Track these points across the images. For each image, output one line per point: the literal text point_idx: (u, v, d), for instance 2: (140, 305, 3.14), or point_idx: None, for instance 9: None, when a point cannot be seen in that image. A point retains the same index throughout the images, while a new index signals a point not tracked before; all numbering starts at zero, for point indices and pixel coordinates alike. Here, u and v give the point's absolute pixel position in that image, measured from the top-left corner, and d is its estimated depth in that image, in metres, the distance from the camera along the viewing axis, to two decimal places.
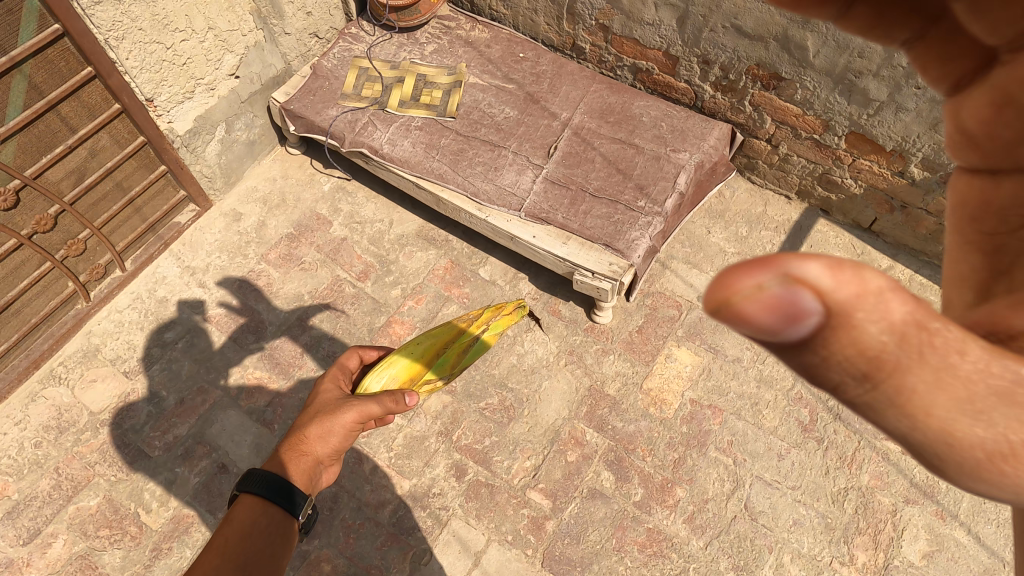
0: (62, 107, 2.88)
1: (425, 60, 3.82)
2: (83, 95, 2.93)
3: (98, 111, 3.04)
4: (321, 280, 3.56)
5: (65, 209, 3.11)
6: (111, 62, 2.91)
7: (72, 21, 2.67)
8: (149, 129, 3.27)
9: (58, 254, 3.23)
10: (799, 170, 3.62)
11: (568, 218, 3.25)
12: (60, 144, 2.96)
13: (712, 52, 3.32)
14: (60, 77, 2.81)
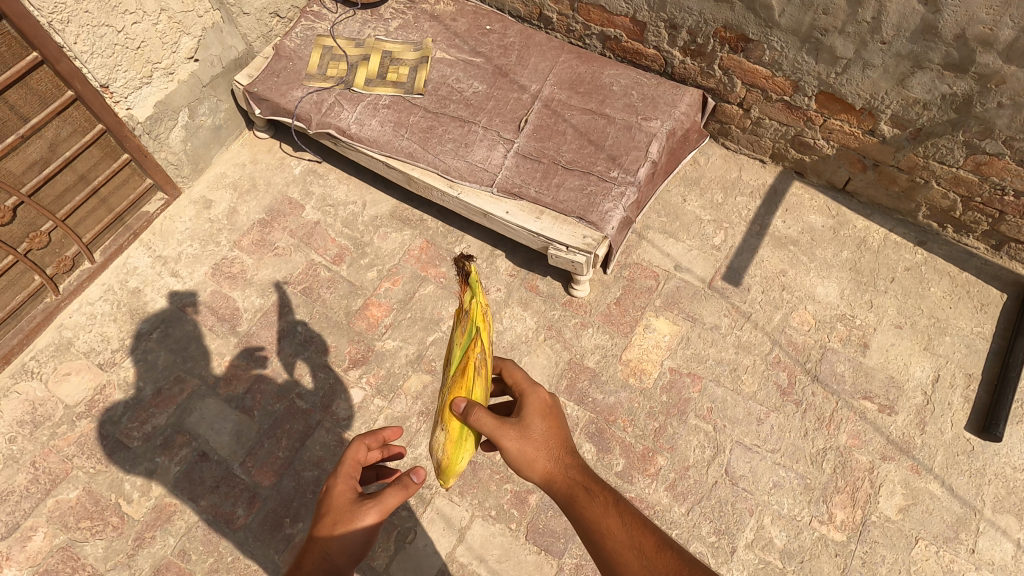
0: (10, 94, 2.82)
1: (391, 36, 3.74)
2: (31, 81, 2.87)
3: (50, 98, 2.97)
4: (295, 265, 3.52)
5: (24, 200, 3.05)
6: (58, 46, 2.85)
7: (11, 3, 2.60)
8: (105, 116, 3.21)
9: (21, 248, 3.18)
10: (772, 134, 3.59)
11: (541, 192, 3.22)
12: (11, 134, 2.88)
13: (679, 16, 3.28)
14: (4, 63, 2.74)
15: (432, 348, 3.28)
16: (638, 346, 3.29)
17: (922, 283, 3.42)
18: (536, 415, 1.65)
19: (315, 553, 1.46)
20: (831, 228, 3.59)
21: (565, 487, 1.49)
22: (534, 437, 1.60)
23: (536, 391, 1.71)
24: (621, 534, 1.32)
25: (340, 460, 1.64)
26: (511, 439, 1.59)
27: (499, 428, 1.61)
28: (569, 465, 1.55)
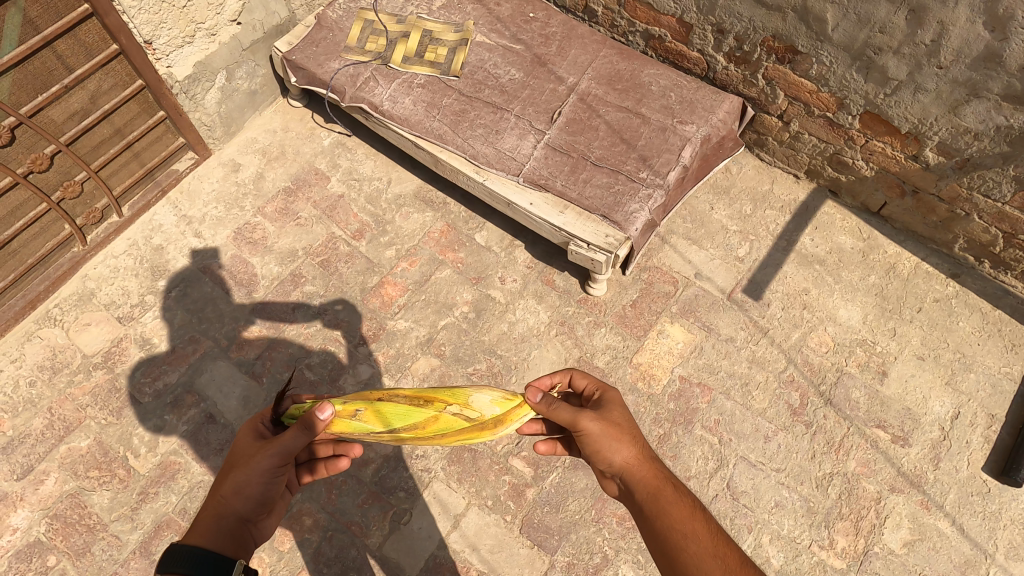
0: (59, 45, 2.84)
1: (433, 16, 3.70)
2: (80, 33, 2.88)
3: (96, 51, 2.98)
4: (316, 237, 3.54)
5: (62, 150, 3.08)
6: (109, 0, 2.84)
7: None
8: (146, 73, 3.21)
9: (54, 197, 3.22)
10: (810, 150, 3.52)
11: (567, 185, 3.18)
12: (55, 83, 2.91)
13: (727, 21, 3.20)
14: (56, 13, 2.75)
15: (443, 332, 3.27)
16: (650, 350, 3.25)
17: (950, 316, 3.36)
18: (617, 414, 1.88)
19: (215, 502, 1.68)
20: (860, 250, 3.56)
21: (639, 491, 1.70)
22: (600, 453, 1.82)
23: (593, 418, 1.85)
24: (691, 547, 1.48)
25: (237, 432, 1.90)
26: (586, 428, 1.84)
27: (577, 416, 1.87)
28: (646, 468, 1.76)
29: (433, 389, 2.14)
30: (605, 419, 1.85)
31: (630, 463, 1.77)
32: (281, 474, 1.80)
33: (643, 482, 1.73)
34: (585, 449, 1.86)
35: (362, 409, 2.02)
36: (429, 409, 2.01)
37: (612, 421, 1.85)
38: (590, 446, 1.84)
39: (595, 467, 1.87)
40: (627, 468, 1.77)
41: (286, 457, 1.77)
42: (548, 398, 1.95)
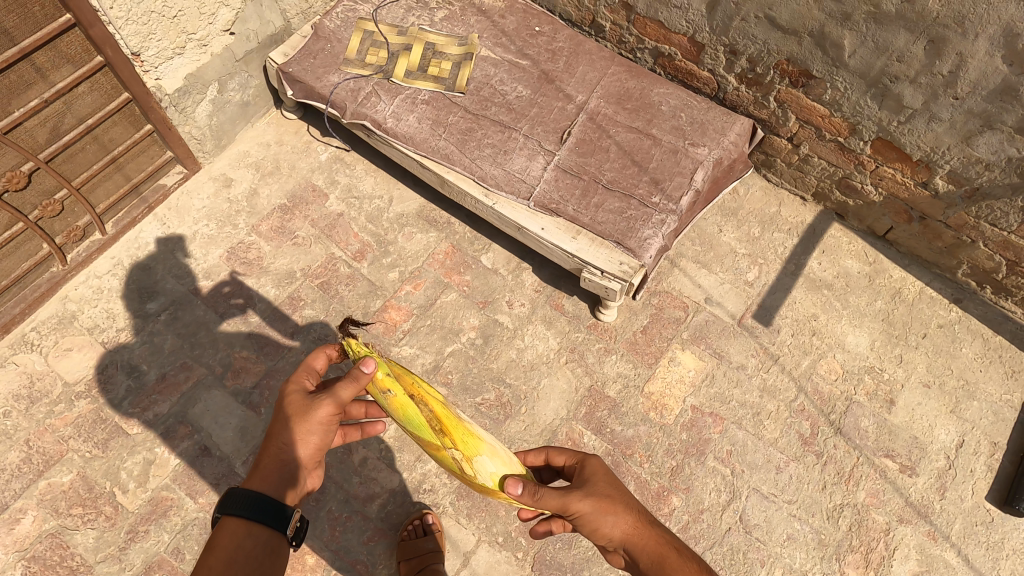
0: (37, 56, 2.64)
1: (435, 27, 3.57)
2: (61, 44, 2.68)
3: (78, 63, 2.79)
4: (315, 257, 3.40)
5: (40, 167, 2.89)
6: (94, 10, 2.65)
7: None
8: (132, 85, 3.02)
9: (32, 216, 3.02)
10: (818, 173, 3.50)
11: (579, 210, 3.10)
12: (34, 97, 2.71)
13: (741, 43, 3.12)
14: (34, 23, 2.56)
15: (450, 360, 3.17)
16: (661, 379, 3.20)
17: (954, 341, 3.36)
18: (602, 483, 1.88)
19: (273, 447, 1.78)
20: (867, 275, 3.52)
21: (645, 559, 1.73)
22: (596, 528, 1.80)
23: (582, 494, 1.82)
24: None
25: (291, 374, 1.96)
26: (579, 509, 1.80)
27: (564, 500, 1.81)
28: (645, 531, 1.79)
29: (459, 417, 2.20)
30: (590, 495, 1.82)
31: (626, 529, 1.80)
32: (334, 423, 1.89)
33: (644, 548, 1.76)
34: (580, 529, 1.83)
35: (393, 392, 2.08)
36: (441, 438, 2.09)
37: (602, 494, 1.84)
38: (584, 525, 1.81)
39: (595, 543, 1.86)
40: (627, 539, 1.78)
41: (341, 407, 1.86)
42: (529, 488, 1.85)
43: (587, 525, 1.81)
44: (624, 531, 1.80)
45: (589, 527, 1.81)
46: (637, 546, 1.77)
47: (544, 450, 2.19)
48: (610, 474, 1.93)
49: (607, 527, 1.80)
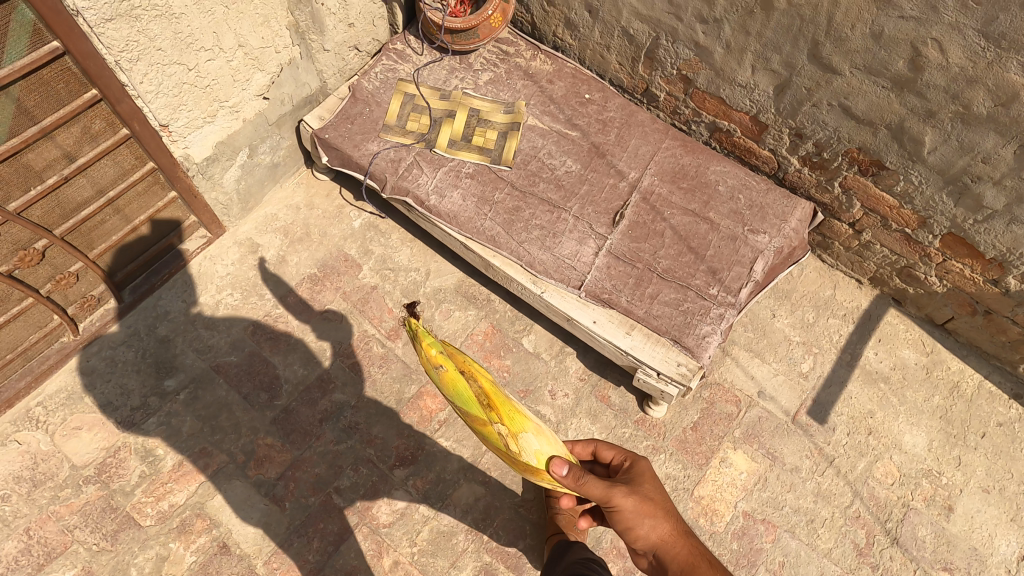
0: (59, 134, 2.43)
1: (479, 91, 3.37)
2: (85, 120, 2.48)
3: (101, 136, 2.57)
4: (346, 334, 3.20)
5: (54, 243, 2.69)
6: (122, 85, 2.46)
7: (77, 41, 2.22)
8: (159, 157, 2.80)
9: (43, 289, 2.82)
10: (878, 260, 3.27)
11: (633, 302, 2.94)
12: (53, 174, 2.51)
13: (809, 127, 2.89)
14: (57, 101, 2.35)
15: (489, 456, 3.00)
16: (713, 482, 3.02)
17: (1013, 442, 3.16)
18: (647, 487, 1.94)
19: None
20: (924, 366, 3.31)
21: (678, 563, 1.79)
22: (634, 525, 1.86)
23: (624, 493, 1.88)
24: None
25: None
26: (619, 504, 1.87)
27: (609, 492, 1.88)
28: (681, 540, 1.85)
29: (507, 393, 2.02)
30: (633, 494, 1.89)
31: (664, 532, 1.86)
32: None
33: (677, 554, 1.82)
34: (615, 523, 1.90)
35: (446, 368, 1.92)
36: (488, 414, 1.91)
37: (645, 496, 1.90)
38: (621, 522, 1.88)
39: (626, 543, 1.92)
40: (661, 544, 1.85)
41: None
42: (576, 472, 1.88)
43: (624, 522, 1.88)
44: (660, 535, 1.86)
45: (628, 525, 1.87)
46: (674, 554, 1.82)
47: (592, 444, 2.27)
48: (654, 479, 1.99)
49: (643, 527, 1.86)
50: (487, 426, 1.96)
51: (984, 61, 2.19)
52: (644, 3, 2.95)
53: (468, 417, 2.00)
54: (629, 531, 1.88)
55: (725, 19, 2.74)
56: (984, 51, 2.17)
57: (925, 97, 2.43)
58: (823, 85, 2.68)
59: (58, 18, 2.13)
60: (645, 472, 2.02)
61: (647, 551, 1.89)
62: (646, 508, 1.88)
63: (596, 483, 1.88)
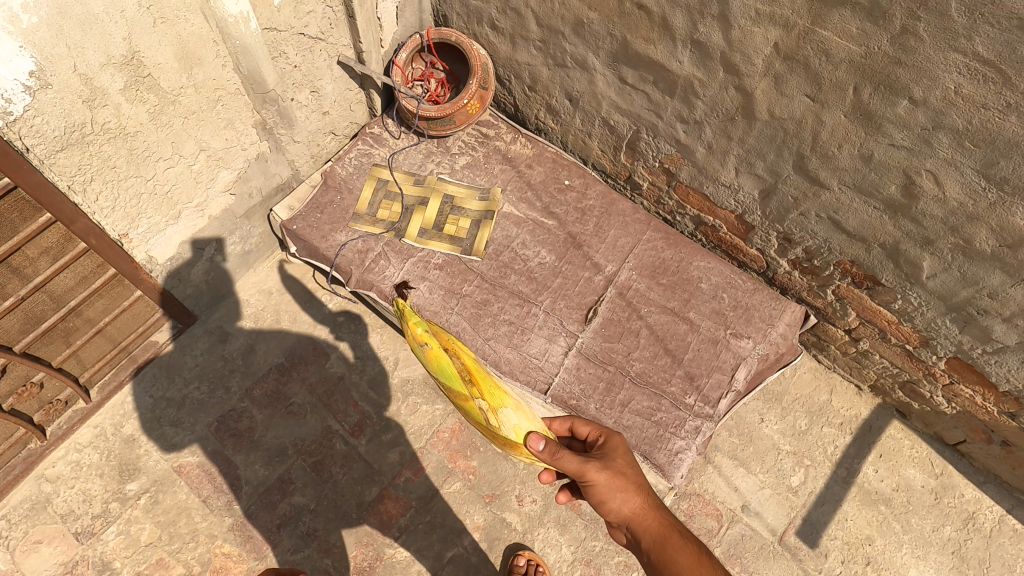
0: (15, 258, 2.42)
1: (455, 176, 3.28)
2: (42, 241, 2.48)
3: (60, 253, 2.58)
4: (309, 430, 3.17)
5: (13, 360, 2.70)
6: (75, 206, 2.48)
7: (27, 175, 2.24)
8: (119, 262, 2.85)
9: (6, 404, 2.85)
10: (877, 369, 3.15)
11: (602, 409, 2.76)
12: (9, 295, 2.50)
13: (798, 234, 2.80)
14: (11, 229, 2.34)
15: (449, 567, 2.90)
16: None
17: None
18: (620, 460, 1.93)
19: None
20: (932, 490, 3.14)
21: (651, 535, 1.81)
22: (608, 500, 1.86)
23: (598, 466, 1.86)
24: None
25: None
26: (594, 480, 1.85)
27: (584, 468, 1.86)
28: (652, 512, 1.87)
29: (488, 374, 2.12)
30: (606, 471, 1.87)
31: (639, 509, 1.86)
32: None
33: (652, 530, 1.83)
34: (590, 496, 1.89)
35: (430, 345, 2.06)
36: (470, 388, 1.99)
37: (618, 470, 1.89)
38: (596, 497, 1.88)
39: (601, 514, 1.93)
40: (633, 518, 1.86)
41: None
42: (552, 448, 1.87)
43: (599, 497, 1.88)
44: (634, 511, 1.86)
45: (603, 501, 1.87)
46: (647, 531, 1.84)
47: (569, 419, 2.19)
48: (626, 451, 1.98)
49: (618, 502, 1.86)
50: (469, 400, 2.01)
51: (985, 201, 2.10)
52: (623, 98, 2.85)
53: (451, 392, 2.06)
54: (604, 506, 1.88)
55: (706, 122, 2.63)
56: (985, 191, 2.08)
57: (921, 223, 2.35)
58: (810, 197, 2.60)
59: (8, 157, 2.14)
60: (616, 445, 2.00)
61: (623, 527, 1.90)
62: (620, 482, 1.87)
63: (570, 460, 1.86)
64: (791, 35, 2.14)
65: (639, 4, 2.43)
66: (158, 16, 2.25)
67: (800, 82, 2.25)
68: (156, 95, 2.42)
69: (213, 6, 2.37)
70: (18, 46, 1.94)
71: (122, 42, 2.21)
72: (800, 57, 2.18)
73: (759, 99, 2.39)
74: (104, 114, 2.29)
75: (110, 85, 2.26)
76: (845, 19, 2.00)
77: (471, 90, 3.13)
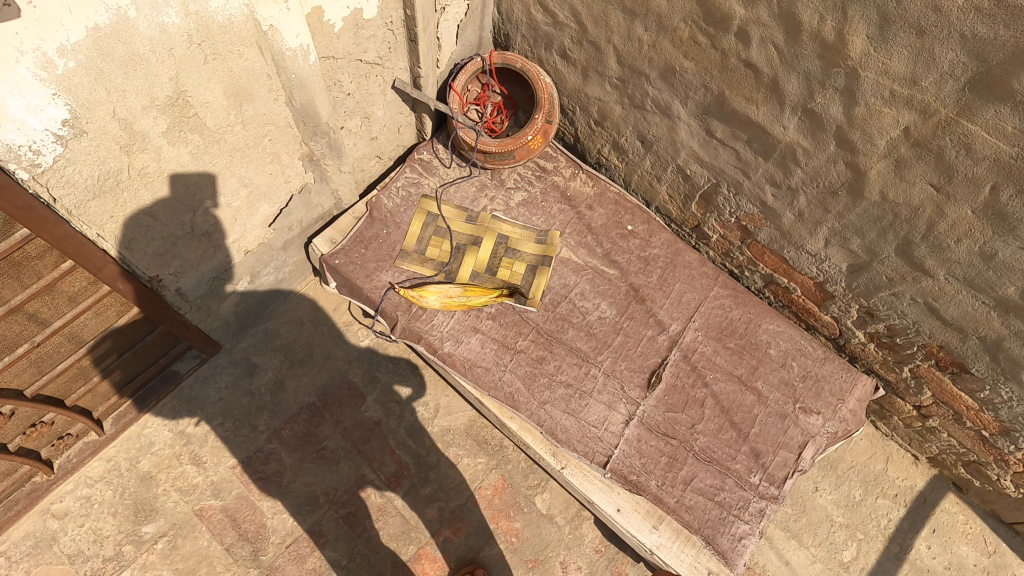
0: (30, 306, 2.20)
1: (510, 215, 3.03)
2: (61, 286, 2.23)
3: (81, 296, 2.34)
4: (341, 478, 2.98)
5: (24, 405, 2.53)
6: (104, 254, 2.18)
7: (52, 229, 1.96)
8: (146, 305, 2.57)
9: (11, 445, 2.69)
10: (941, 445, 2.96)
11: (664, 487, 2.62)
12: (25, 342, 2.30)
13: (883, 310, 2.59)
14: (28, 278, 2.09)
15: None
16: None
17: None
18: None
19: None
20: (984, 568, 3.00)
21: None
22: None
23: None
24: None
25: None
26: None
27: None
28: None
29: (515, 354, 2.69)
30: None
31: None
32: None
33: None
34: None
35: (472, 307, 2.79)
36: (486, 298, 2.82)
37: None
38: None
39: None
40: None
41: None
42: None
43: None
44: None
45: None
46: None
47: None
48: None
49: None
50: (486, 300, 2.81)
51: None
52: (706, 151, 2.61)
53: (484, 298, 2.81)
54: None
55: (801, 190, 2.42)
56: None
57: None
58: (908, 281, 2.37)
59: (35, 218, 1.88)
60: None
61: None
62: None
63: None
64: (928, 121, 1.89)
65: (747, 62, 2.17)
66: (210, 53, 1.90)
67: (925, 169, 2.01)
68: (200, 135, 2.08)
69: (271, 38, 2.02)
70: (50, 94, 1.62)
71: (169, 82, 1.86)
72: (933, 146, 1.93)
73: (872, 179, 2.16)
74: (142, 159, 1.97)
75: (152, 128, 1.92)
76: (1001, 115, 1.73)
77: (536, 126, 2.88)
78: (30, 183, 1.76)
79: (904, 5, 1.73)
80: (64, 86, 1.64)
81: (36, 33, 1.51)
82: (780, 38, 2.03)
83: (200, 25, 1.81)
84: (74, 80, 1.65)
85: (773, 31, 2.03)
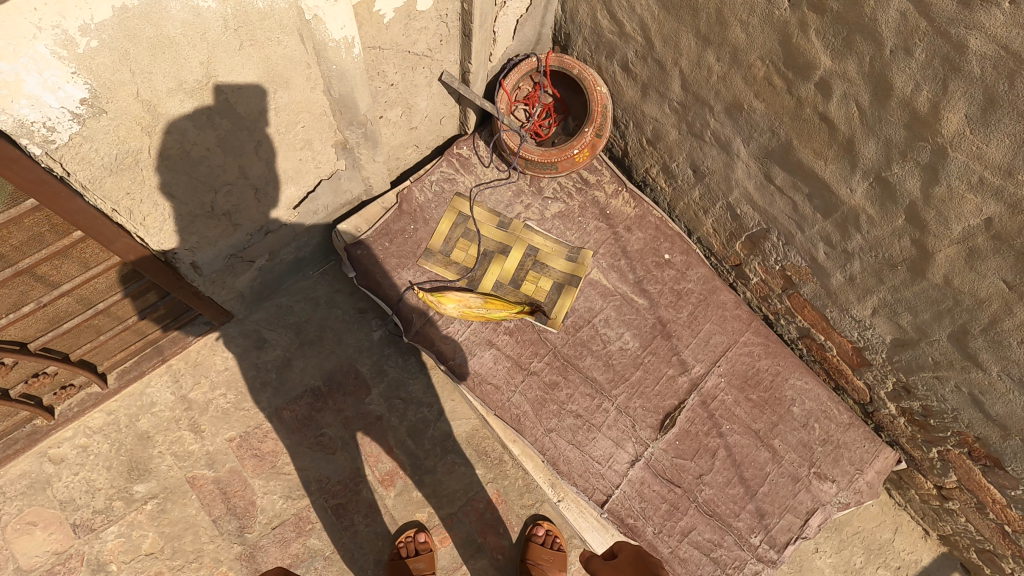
0: (41, 267, 2.12)
1: (543, 226, 2.89)
2: (73, 252, 2.15)
3: (92, 263, 2.27)
4: (336, 469, 2.95)
5: (26, 358, 2.50)
6: (117, 227, 2.11)
7: (64, 204, 1.87)
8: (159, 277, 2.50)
9: (14, 390, 2.66)
10: (957, 528, 2.83)
11: (659, 535, 2.55)
12: (31, 301, 2.24)
13: (921, 390, 2.42)
14: (40, 243, 2.02)
15: None
16: None
17: None
18: None
19: None
20: None
21: None
22: None
23: None
24: None
25: None
26: None
27: None
28: None
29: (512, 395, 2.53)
30: None
31: None
32: None
33: None
34: None
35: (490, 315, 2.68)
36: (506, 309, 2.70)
37: None
38: None
39: None
40: None
41: None
42: None
43: None
44: None
45: None
46: None
47: None
48: None
49: None
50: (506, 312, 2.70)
51: None
52: (761, 195, 2.43)
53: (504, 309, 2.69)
54: None
55: (857, 256, 2.24)
56: None
57: None
58: (956, 369, 2.19)
59: (46, 192, 1.80)
60: None
61: None
62: None
63: None
64: (1016, 218, 1.68)
65: (823, 115, 2.00)
66: (246, 39, 1.80)
67: (1001, 264, 1.81)
68: (228, 119, 1.97)
69: (314, 28, 1.92)
70: (69, 72, 1.52)
71: (199, 66, 1.76)
72: (1016, 243, 1.73)
73: (938, 262, 1.97)
74: (164, 141, 1.87)
75: (177, 110, 1.82)
76: None
77: (584, 139, 2.74)
78: (44, 158, 1.68)
79: (1017, 92, 1.53)
80: (85, 65, 1.54)
81: (58, 10, 1.41)
82: (865, 98, 1.85)
83: (237, 10, 1.71)
84: (97, 60, 1.55)
85: (859, 89, 1.86)
